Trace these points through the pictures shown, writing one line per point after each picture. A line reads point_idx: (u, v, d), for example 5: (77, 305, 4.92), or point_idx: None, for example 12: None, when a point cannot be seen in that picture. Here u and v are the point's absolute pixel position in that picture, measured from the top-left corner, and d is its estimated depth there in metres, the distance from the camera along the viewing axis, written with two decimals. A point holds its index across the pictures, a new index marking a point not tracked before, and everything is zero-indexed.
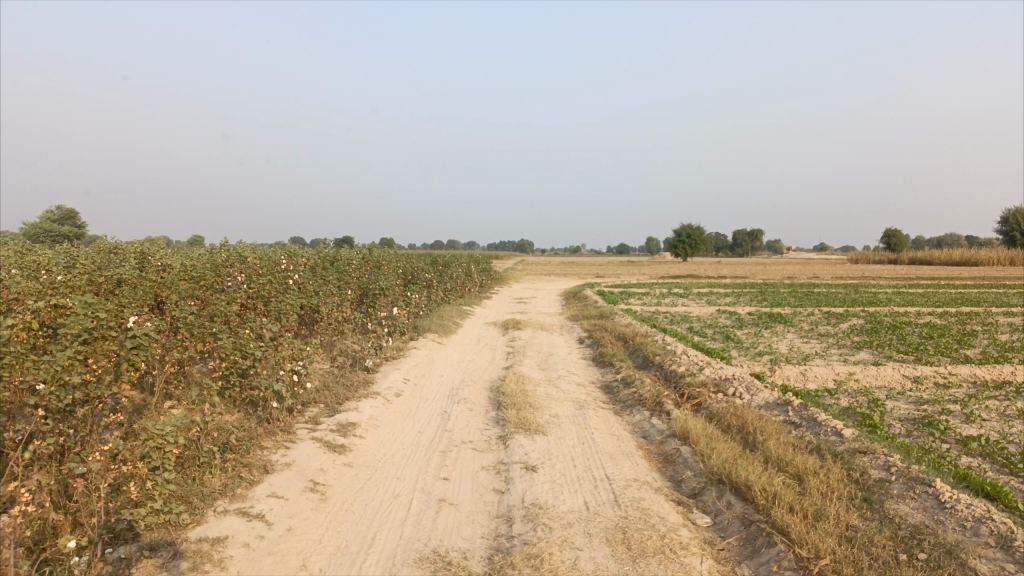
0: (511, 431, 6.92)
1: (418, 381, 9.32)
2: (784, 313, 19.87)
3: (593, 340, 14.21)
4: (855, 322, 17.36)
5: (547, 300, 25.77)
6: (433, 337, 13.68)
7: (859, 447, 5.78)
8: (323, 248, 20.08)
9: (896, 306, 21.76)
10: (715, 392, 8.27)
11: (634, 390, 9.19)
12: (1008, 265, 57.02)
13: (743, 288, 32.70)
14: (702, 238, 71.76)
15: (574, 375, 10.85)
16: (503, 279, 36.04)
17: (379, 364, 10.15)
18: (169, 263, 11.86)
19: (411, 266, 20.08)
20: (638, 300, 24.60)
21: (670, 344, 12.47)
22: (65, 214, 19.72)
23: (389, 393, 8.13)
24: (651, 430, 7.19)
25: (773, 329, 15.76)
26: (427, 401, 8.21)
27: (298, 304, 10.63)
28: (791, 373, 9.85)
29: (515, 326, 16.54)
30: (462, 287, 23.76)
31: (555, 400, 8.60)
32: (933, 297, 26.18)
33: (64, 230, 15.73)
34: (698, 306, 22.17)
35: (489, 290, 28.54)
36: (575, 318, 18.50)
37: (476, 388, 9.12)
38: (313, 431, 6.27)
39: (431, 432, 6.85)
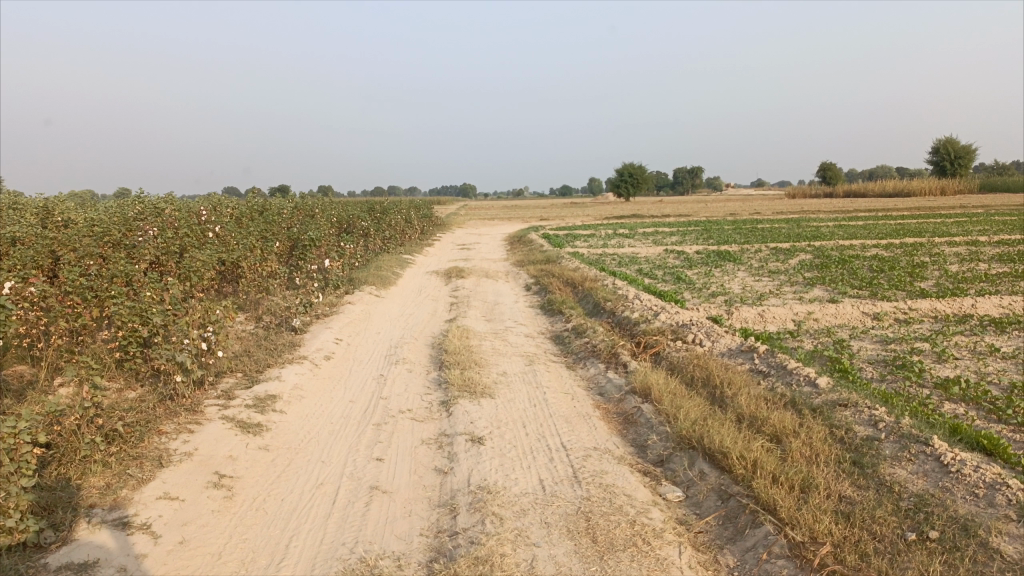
0: (454, 396, 6.20)
1: (352, 340, 8.50)
2: (732, 250, 19.53)
3: (539, 287, 13.54)
4: (804, 257, 17.09)
5: (490, 245, 24.96)
6: (370, 289, 12.80)
7: (838, 399, 5.25)
8: (250, 197, 18.81)
9: (841, 240, 21.63)
10: (674, 340, 7.68)
11: (586, 341, 8.56)
12: (939, 195, 58.35)
13: (688, 226, 32.46)
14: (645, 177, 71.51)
15: (522, 325, 10.17)
16: (446, 225, 35.06)
17: (308, 323, 9.29)
18: (71, 218, 10.66)
19: (346, 214, 18.98)
20: (583, 242, 23.98)
21: (621, 288, 11.87)
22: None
23: (317, 356, 7.31)
24: (608, 386, 6.57)
25: (724, 267, 15.33)
26: (361, 364, 7.42)
27: (216, 258, 9.63)
28: (749, 315, 9.34)
29: (458, 275, 15.74)
30: (402, 234, 22.79)
31: (502, 355, 7.91)
32: (874, 229, 26.26)
33: None
34: (645, 246, 21.67)
35: (431, 237, 27.56)
36: (520, 263, 17.78)
37: (416, 346, 8.36)
38: (225, 408, 5.45)
39: (363, 401, 6.08)
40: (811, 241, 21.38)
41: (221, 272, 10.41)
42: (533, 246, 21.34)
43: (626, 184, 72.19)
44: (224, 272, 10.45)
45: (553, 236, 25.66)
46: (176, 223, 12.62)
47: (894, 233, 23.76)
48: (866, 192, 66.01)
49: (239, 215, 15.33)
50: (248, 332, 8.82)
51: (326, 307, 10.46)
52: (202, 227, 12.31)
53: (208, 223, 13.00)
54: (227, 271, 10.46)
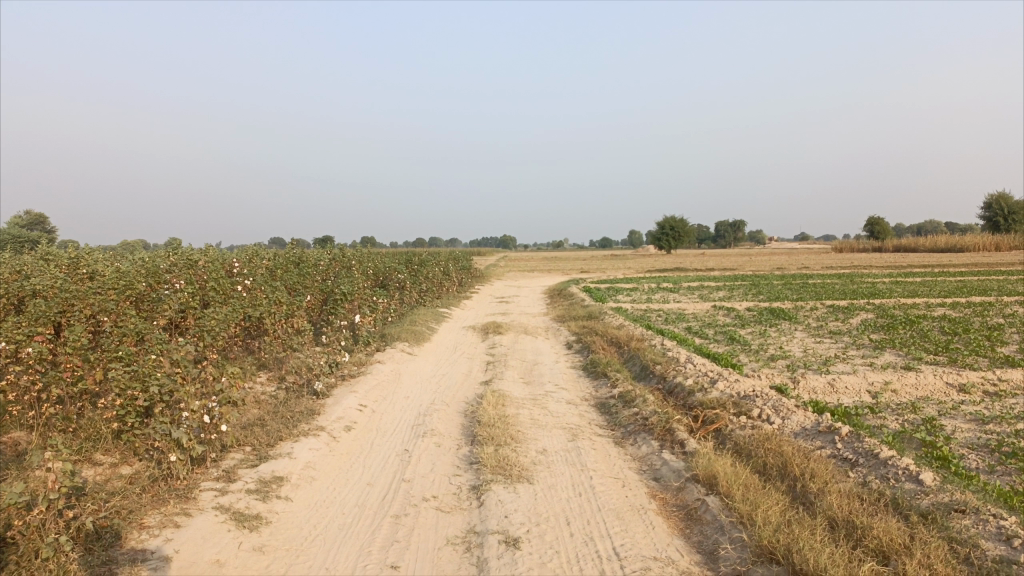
0: (487, 480, 5.41)
1: (378, 407, 7.78)
2: (786, 307, 18.48)
3: (582, 345, 12.72)
4: (865, 316, 15.99)
5: (529, 299, 24.24)
6: (402, 345, 12.11)
7: (951, 501, 4.33)
8: (285, 249, 18.45)
9: (901, 298, 20.40)
10: (737, 415, 6.80)
11: (635, 411, 7.71)
12: (994, 250, 56.23)
13: (733, 280, 31.42)
14: (687, 230, 70.60)
15: (563, 390, 9.35)
16: (484, 277, 34.56)
17: (332, 386, 8.61)
18: (96, 270, 10.25)
19: (382, 266, 18.48)
20: (626, 296, 23.10)
21: (671, 349, 11.00)
22: (30, 221, 18.43)
23: (336, 426, 6.58)
24: (665, 471, 5.70)
25: (779, 327, 14.35)
26: (384, 436, 6.67)
27: (236, 316, 9.06)
28: (818, 385, 8.38)
29: (495, 331, 15.00)
30: (439, 288, 22.23)
31: (541, 427, 7.09)
32: (932, 286, 24.89)
33: (24, 234, 14.43)
34: (691, 302, 20.73)
35: (469, 289, 26.94)
36: (561, 319, 17.02)
37: (447, 414, 7.60)
38: (222, 494, 4.74)
39: (383, 484, 5.31)
40: (869, 299, 20.21)
41: (244, 327, 9.85)
42: (574, 301, 20.55)
43: (668, 237, 71.26)
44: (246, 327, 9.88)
45: (593, 290, 24.84)
46: (204, 274, 12.18)
47: (957, 291, 22.40)
48: (917, 246, 64.04)
49: (272, 266, 14.88)
50: (268, 397, 8.17)
51: (353, 367, 9.78)
52: (230, 278, 11.84)
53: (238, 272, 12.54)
54: (250, 327, 9.90)
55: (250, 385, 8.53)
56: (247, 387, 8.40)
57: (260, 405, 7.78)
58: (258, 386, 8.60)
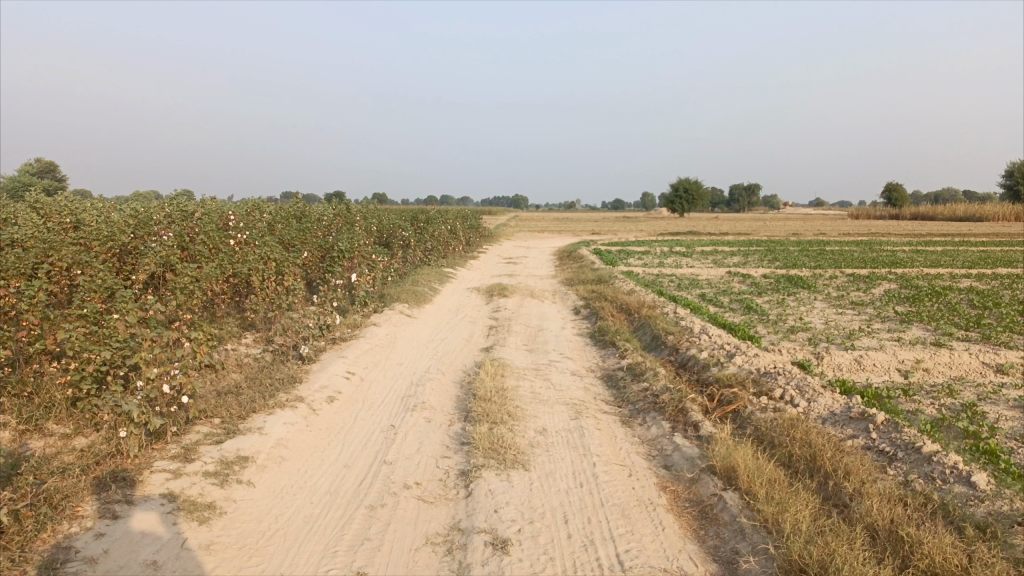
0: (478, 464, 4.84)
1: (368, 374, 7.22)
2: (804, 275, 17.77)
3: (590, 310, 12.10)
4: (888, 286, 15.27)
5: (537, 260, 23.60)
6: (401, 307, 11.54)
7: (1012, 510, 3.73)
8: (285, 202, 17.81)
9: (924, 268, 19.61)
10: (758, 395, 6.19)
11: (645, 386, 7.11)
12: (1015, 220, 54.94)
13: (748, 246, 30.61)
14: (701, 193, 69.36)
15: (568, 359, 8.76)
16: (493, 236, 33.87)
17: (321, 350, 8.05)
18: (79, 220, 9.68)
19: (386, 223, 17.84)
20: (637, 260, 22.42)
21: (684, 318, 10.36)
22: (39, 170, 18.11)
23: (316, 397, 6.01)
24: (677, 459, 5.12)
25: (798, 296, 13.67)
26: (370, 408, 6.11)
27: (217, 272, 8.47)
28: (843, 362, 7.76)
29: (500, 293, 14.39)
30: (445, 247, 21.61)
31: (542, 401, 6.51)
32: (955, 256, 24.05)
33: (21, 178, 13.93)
34: (705, 268, 20.03)
35: (476, 249, 26.31)
36: (570, 282, 16.40)
37: (441, 385, 7.03)
38: (175, 479, 4.19)
39: (361, 467, 4.75)
40: (890, 268, 19.43)
41: (231, 284, 9.28)
42: (584, 263, 19.89)
43: (681, 199, 70.14)
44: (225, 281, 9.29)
45: (604, 253, 24.14)
46: (195, 227, 11.60)
47: (981, 262, 21.57)
48: (935, 214, 62.78)
49: (270, 219, 14.27)
50: (250, 362, 7.61)
51: (345, 330, 9.22)
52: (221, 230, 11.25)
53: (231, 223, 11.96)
54: (234, 284, 9.33)
55: (232, 347, 7.98)
56: (228, 349, 7.86)
57: (241, 370, 7.23)
58: (240, 349, 8.05)
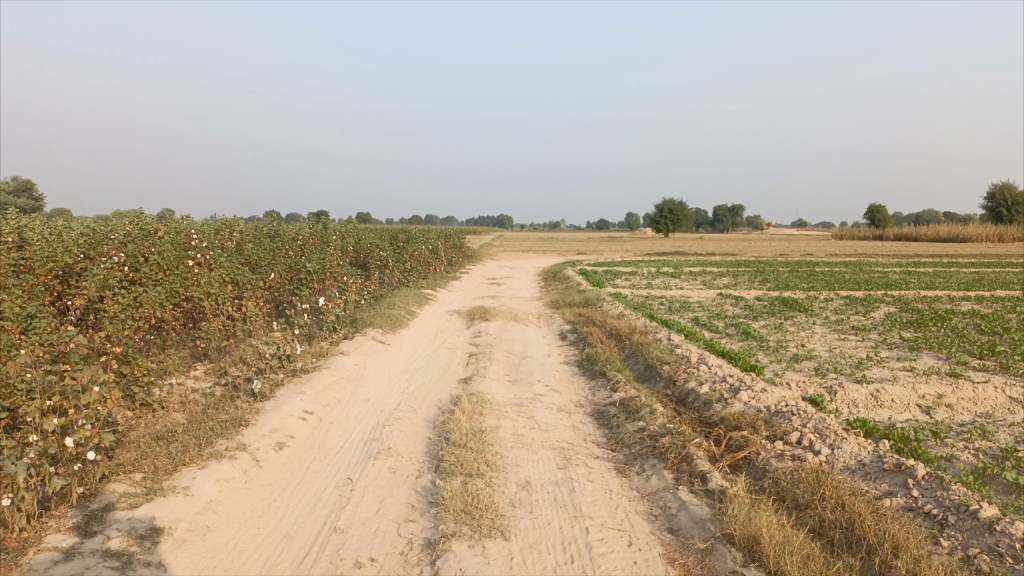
0: (448, 531, 4.01)
1: (328, 413, 6.38)
2: (798, 297, 17.11)
3: (577, 336, 11.34)
4: (888, 310, 14.61)
5: (521, 281, 22.82)
6: (374, 333, 10.72)
7: None
8: (256, 220, 16.95)
9: (919, 290, 19.00)
10: (771, 439, 5.42)
11: (641, 427, 6.32)
12: (998, 241, 54.91)
13: (736, 267, 30.04)
14: (686, 213, 69.08)
15: (554, 392, 7.95)
16: (477, 256, 33.14)
17: (278, 385, 7.20)
18: (26, 227, 8.87)
19: (363, 242, 17.01)
20: (624, 281, 21.70)
21: (679, 345, 9.61)
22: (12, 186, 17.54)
23: (262, 444, 5.18)
24: (685, 523, 4.32)
25: (795, 320, 12.97)
26: (325, 456, 5.28)
27: (158, 297, 7.60)
28: (859, 398, 7.01)
29: (481, 316, 13.57)
30: (426, 267, 20.83)
31: (525, 446, 5.69)
32: (947, 278, 23.50)
33: None
34: (694, 289, 19.32)
35: (459, 270, 25.48)
36: (556, 304, 15.63)
37: (410, 426, 6.20)
38: (63, 561, 3.34)
39: (305, 539, 3.91)
40: (885, 290, 18.81)
41: (184, 309, 8.45)
42: (570, 285, 19.14)
43: (666, 219, 69.82)
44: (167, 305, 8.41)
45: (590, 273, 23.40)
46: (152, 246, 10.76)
47: (975, 284, 21.00)
48: (918, 236, 62.72)
49: (237, 237, 13.41)
50: (195, 401, 6.74)
51: (308, 360, 8.37)
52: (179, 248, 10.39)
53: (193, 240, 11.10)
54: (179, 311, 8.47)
55: (177, 382, 7.12)
56: (172, 385, 6.99)
57: (184, 411, 6.38)
58: (186, 384, 7.19)
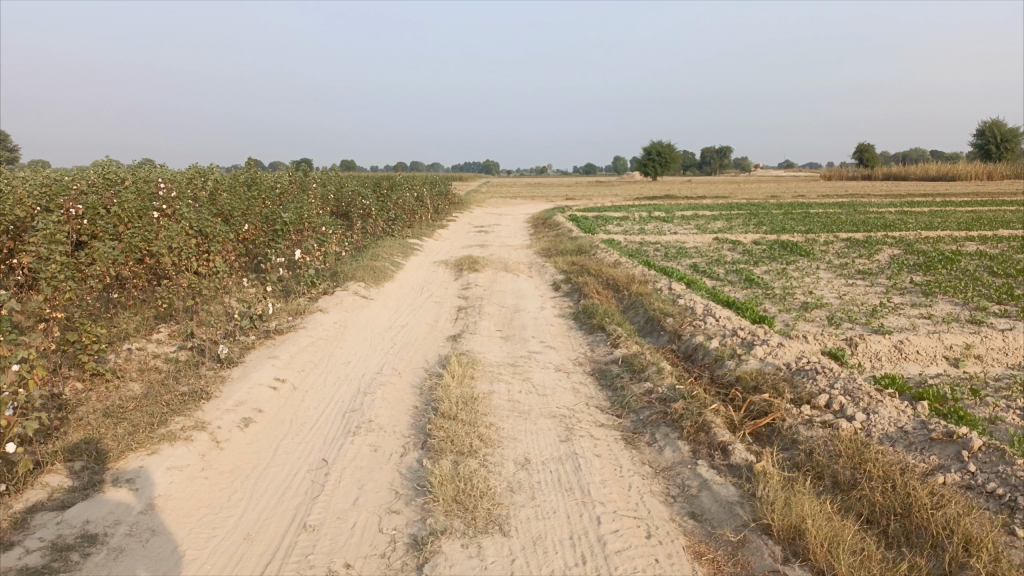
0: (439, 525, 3.44)
1: (303, 380, 5.76)
2: (797, 240, 16.52)
3: (571, 286, 10.73)
4: (892, 253, 14.06)
5: (510, 228, 22.09)
6: (357, 286, 10.07)
7: None
8: (230, 170, 16.04)
9: (919, 231, 18.46)
10: (797, 404, 4.86)
11: (648, 388, 5.75)
12: (988, 179, 54.40)
13: (728, 210, 29.40)
14: (674, 156, 68.04)
15: (550, 350, 7.36)
16: (463, 203, 32.27)
17: (248, 349, 6.56)
18: None
19: (344, 190, 16.19)
20: (616, 226, 21.01)
21: (681, 294, 9.02)
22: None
23: (224, 422, 4.56)
24: (709, 506, 3.76)
25: (799, 265, 12.40)
26: (298, 432, 4.67)
27: (112, 255, 6.90)
28: (882, 351, 6.47)
29: (469, 267, 12.90)
30: (411, 217, 20.06)
31: (523, 415, 5.11)
32: (944, 218, 22.97)
33: None
34: (689, 234, 18.68)
35: (445, 218, 24.67)
36: (547, 252, 14.99)
37: (395, 393, 5.59)
38: None
39: (268, 541, 3.32)
40: (885, 232, 18.25)
41: (147, 266, 7.75)
42: (560, 232, 18.44)
43: (655, 162, 68.77)
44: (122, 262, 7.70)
45: (580, 219, 22.67)
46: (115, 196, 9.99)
47: (974, 224, 20.50)
48: (908, 175, 62.10)
49: (208, 187, 12.58)
50: (155, 369, 6.10)
51: (284, 319, 7.71)
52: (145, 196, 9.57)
53: (159, 188, 10.27)
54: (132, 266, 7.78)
55: (136, 349, 6.47)
56: (130, 352, 6.33)
57: (143, 381, 5.75)
58: (147, 350, 6.53)
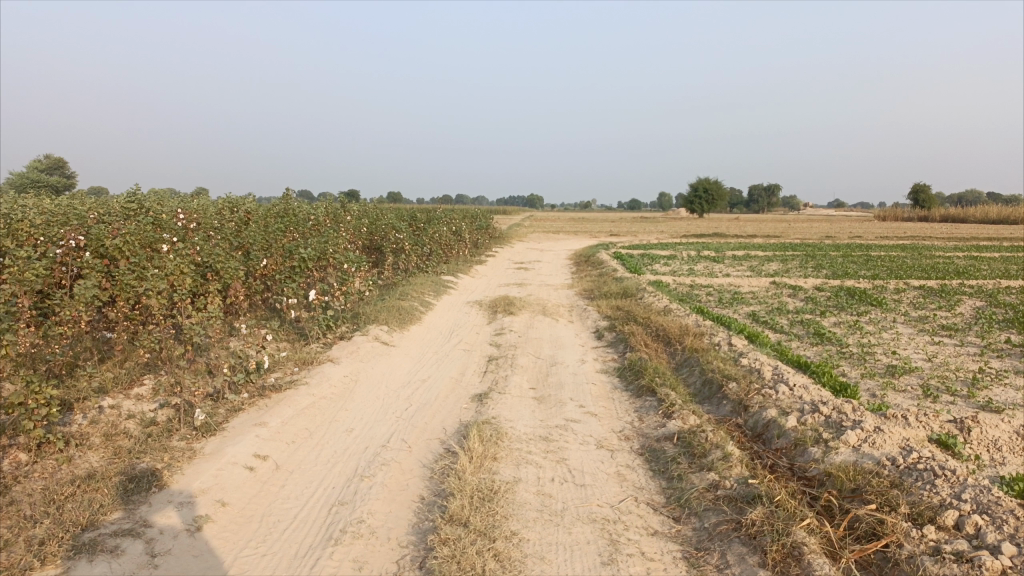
0: None
1: (289, 458, 4.76)
2: (863, 287, 15.13)
3: (617, 336, 9.61)
4: (975, 304, 12.63)
5: (551, 266, 21.09)
6: (379, 331, 9.13)
7: None
8: (261, 200, 15.42)
9: (998, 279, 16.86)
10: (915, 524, 3.69)
11: (714, 481, 4.62)
12: None
13: (782, 251, 27.96)
14: (722, 194, 66.54)
15: (591, 418, 6.25)
16: (505, 237, 31.40)
17: (236, 411, 5.62)
18: None
19: (378, 223, 15.40)
20: (664, 267, 19.84)
21: (743, 352, 7.85)
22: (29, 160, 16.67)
23: (169, 526, 3.62)
24: None
25: (872, 317, 11.10)
26: (264, 540, 3.69)
27: (90, 296, 6.09)
28: (1003, 439, 5.21)
29: (505, 309, 11.88)
30: (449, 251, 19.20)
31: (556, 517, 4.03)
32: (1019, 265, 21.13)
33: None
34: (742, 277, 17.41)
35: (484, 253, 23.78)
36: (590, 294, 13.90)
37: (398, 479, 4.54)
38: None
39: None
40: (959, 280, 16.69)
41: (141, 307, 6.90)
42: (605, 271, 17.35)
43: (701, 199, 67.34)
44: (109, 300, 6.90)
45: (626, 258, 21.58)
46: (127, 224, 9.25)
47: None
48: (968, 216, 59.49)
49: (232, 218, 11.86)
50: (125, 433, 5.19)
51: (287, 370, 6.76)
52: (156, 223, 8.83)
53: (175, 214, 9.55)
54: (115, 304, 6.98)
55: (109, 408, 5.57)
56: (100, 412, 5.44)
57: (102, 451, 4.81)
58: (120, 409, 5.64)
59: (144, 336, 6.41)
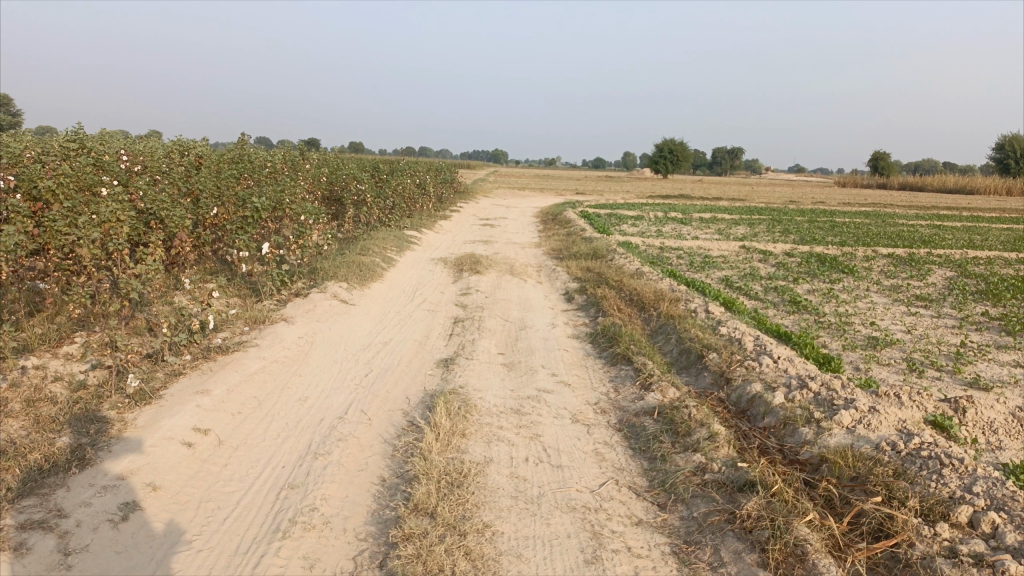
0: None
1: (232, 433, 4.27)
2: (832, 253, 14.96)
3: (588, 299, 9.22)
4: (945, 274, 12.53)
5: (517, 223, 20.59)
6: (338, 288, 8.59)
7: None
8: (215, 145, 14.58)
9: (963, 249, 16.86)
10: (924, 520, 3.38)
11: (701, 463, 4.26)
12: (1007, 195, 52.60)
13: (747, 214, 27.82)
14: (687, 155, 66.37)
15: (565, 388, 5.86)
16: (470, 193, 30.73)
17: (176, 375, 5.08)
18: None
19: (338, 173, 14.68)
20: (632, 227, 19.46)
21: (722, 320, 7.52)
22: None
23: (89, 515, 3.13)
24: None
25: (846, 285, 10.89)
26: (200, 532, 3.22)
27: (11, 244, 5.44)
28: (998, 421, 4.96)
29: (471, 267, 11.39)
30: (412, 206, 18.55)
31: (533, 506, 3.64)
32: (981, 236, 21.24)
33: None
34: (712, 240, 17.15)
35: (449, 208, 23.16)
36: (558, 254, 13.48)
37: (356, 458, 4.08)
38: None
39: None
40: (926, 249, 16.66)
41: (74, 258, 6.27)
42: (572, 231, 16.92)
43: (667, 160, 67.07)
44: (38, 248, 6.24)
45: (594, 217, 21.17)
46: None
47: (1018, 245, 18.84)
48: (926, 185, 60.31)
49: (182, 162, 11.09)
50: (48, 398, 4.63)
51: (235, 330, 6.21)
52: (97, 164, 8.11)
53: (118, 154, 8.80)
54: (46, 253, 6.33)
55: (31, 370, 4.99)
56: (21, 375, 4.86)
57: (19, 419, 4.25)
58: (45, 371, 5.06)
59: (75, 290, 5.79)
